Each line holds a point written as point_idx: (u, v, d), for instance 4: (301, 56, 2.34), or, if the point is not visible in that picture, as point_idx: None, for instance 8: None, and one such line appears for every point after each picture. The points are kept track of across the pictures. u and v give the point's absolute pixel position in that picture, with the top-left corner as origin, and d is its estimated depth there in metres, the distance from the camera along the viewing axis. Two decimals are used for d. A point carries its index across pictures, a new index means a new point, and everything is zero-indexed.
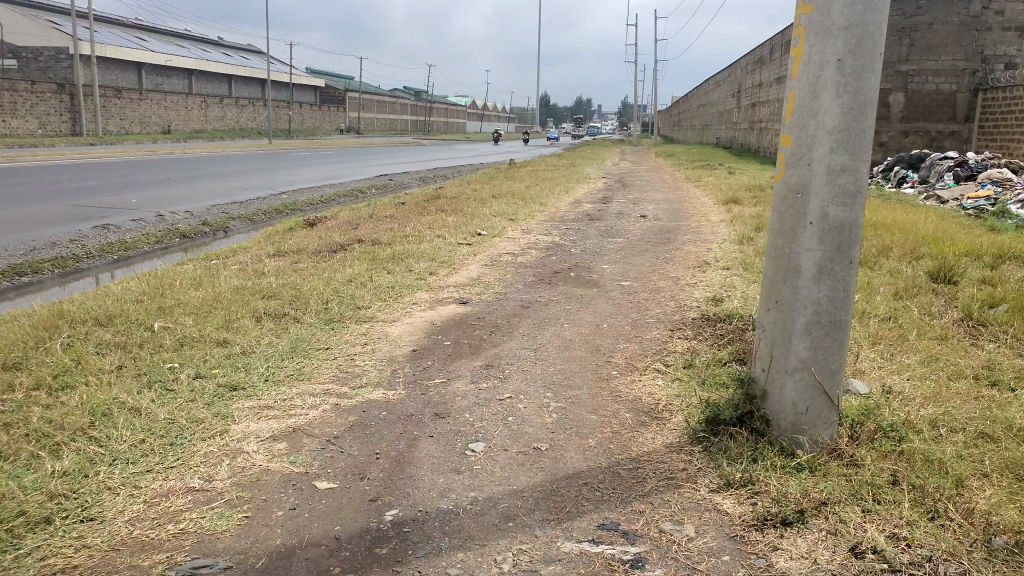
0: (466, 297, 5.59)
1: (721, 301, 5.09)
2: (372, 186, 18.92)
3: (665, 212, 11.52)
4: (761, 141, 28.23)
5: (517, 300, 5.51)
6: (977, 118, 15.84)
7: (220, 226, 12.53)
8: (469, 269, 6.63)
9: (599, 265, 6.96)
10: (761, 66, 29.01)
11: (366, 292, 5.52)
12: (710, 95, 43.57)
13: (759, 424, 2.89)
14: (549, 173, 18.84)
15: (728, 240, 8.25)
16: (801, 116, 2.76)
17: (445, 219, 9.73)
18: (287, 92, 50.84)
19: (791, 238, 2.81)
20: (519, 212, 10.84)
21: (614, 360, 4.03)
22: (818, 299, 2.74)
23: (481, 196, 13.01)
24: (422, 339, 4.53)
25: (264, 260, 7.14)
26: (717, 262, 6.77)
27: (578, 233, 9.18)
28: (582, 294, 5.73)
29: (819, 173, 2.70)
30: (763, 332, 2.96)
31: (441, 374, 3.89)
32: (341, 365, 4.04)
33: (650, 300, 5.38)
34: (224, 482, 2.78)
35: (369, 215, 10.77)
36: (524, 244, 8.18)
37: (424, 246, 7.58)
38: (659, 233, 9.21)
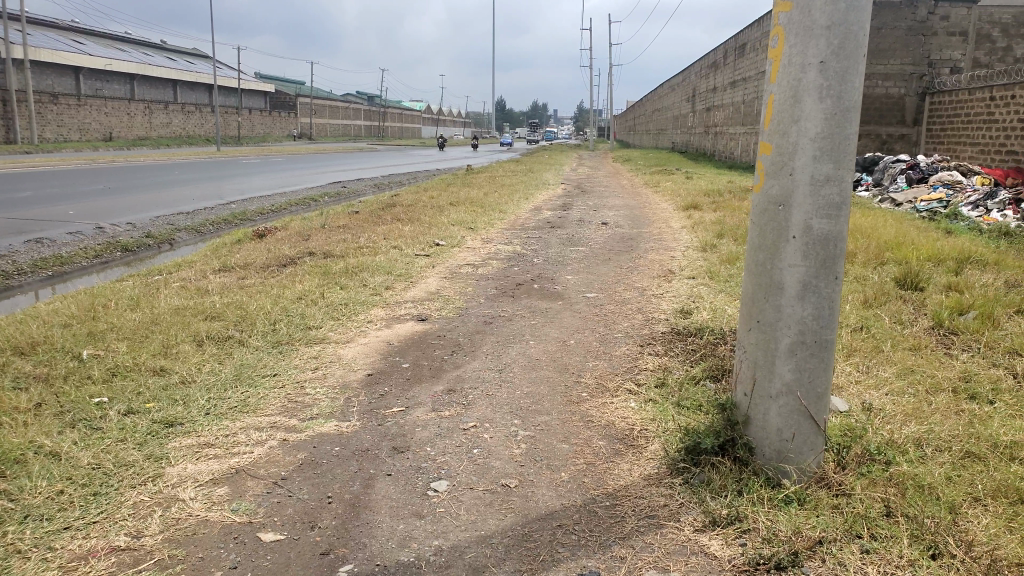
0: (424, 313, 5.33)
1: (690, 313, 4.91)
2: (325, 194, 18.47)
3: (624, 218, 11.41)
4: (715, 145, 28.50)
5: (478, 315, 5.27)
6: (925, 121, 16.08)
7: (165, 238, 12.02)
8: (427, 282, 6.35)
9: (562, 275, 6.75)
10: (714, 71, 29.32)
11: (318, 310, 5.22)
12: (664, 100, 43.98)
13: (742, 453, 2.69)
14: (506, 179, 18.67)
15: (690, 247, 8.12)
16: (781, 122, 2.59)
17: (401, 228, 9.44)
18: (237, 98, 49.76)
19: (772, 252, 2.62)
20: (478, 220, 10.60)
21: (583, 380, 3.81)
22: (802, 318, 2.55)
23: (438, 204, 12.72)
24: (376, 362, 4.25)
25: (209, 276, 6.77)
26: (682, 271, 6.62)
27: (538, 241, 8.98)
28: (545, 307, 5.52)
29: (802, 183, 2.52)
30: (743, 353, 2.77)
31: (398, 402, 3.62)
32: (288, 396, 3.75)
33: (615, 312, 5.19)
34: (154, 538, 2.51)
35: (323, 226, 10.42)
36: (485, 254, 7.93)
37: (379, 258, 7.28)
38: (621, 240, 9.06)
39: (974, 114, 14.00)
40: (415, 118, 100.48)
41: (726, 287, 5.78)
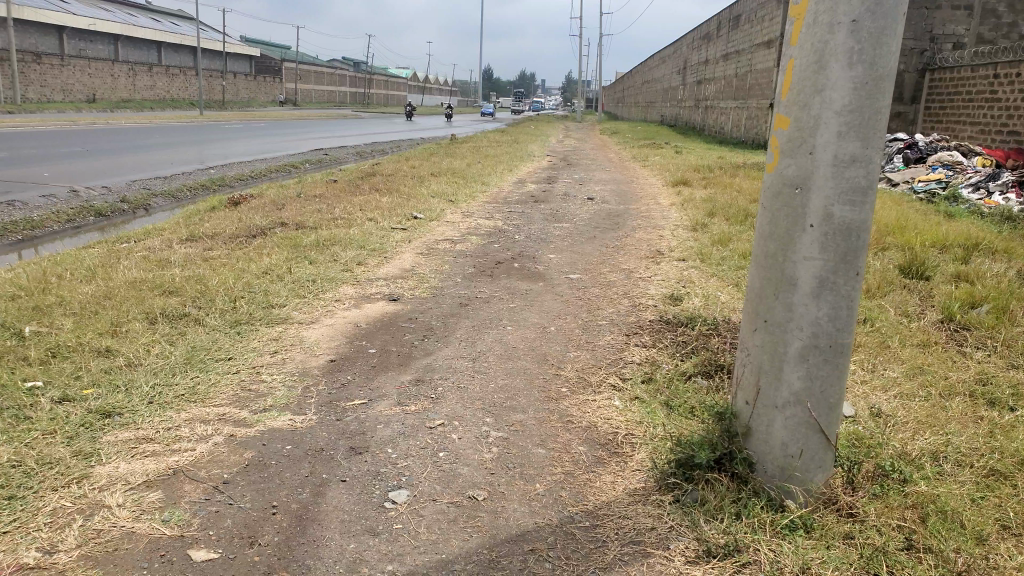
0: (396, 293, 4.99)
1: (679, 301, 4.60)
2: (306, 161, 17.95)
3: (612, 194, 11.09)
4: (704, 121, 28.11)
5: (454, 296, 4.94)
6: (924, 99, 15.77)
7: (139, 203, 11.53)
8: (402, 258, 6.00)
9: (545, 254, 6.42)
10: (705, 45, 28.88)
11: (282, 287, 4.85)
12: (654, 73, 43.45)
13: (741, 469, 2.43)
14: (493, 150, 18.20)
15: (679, 226, 7.81)
16: (803, 93, 2.26)
17: (380, 199, 9.05)
18: (222, 61, 48.52)
19: (786, 242, 2.31)
20: (460, 192, 10.22)
21: (563, 374, 3.51)
22: (817, 319, 2.25)
23: (420, 174, 12.30)
24: (337, 347, 3.90)
25: (175, 246, 6.37)
26: (671, 252, 6.30)
27: (522, 216, 8.63)
28: (527, 288, 5.18)
29: (823, 163, 2.20)
30: (749, 354, 2.48)
31: (360, 393, 3.30)
32: (241, 385, 3.32)
33: (602, 297, 4.87)
34: (69, 555, 2.11)
35: (299, 195, 9.98)
36: (465, 229, 7.57)
37: (353, 231, 6.91)
38: (607, 217, 8.73)
39: (976, 92, 13.67)
40: (401, 86, 98.97)
41: (717, 271, 5.49)
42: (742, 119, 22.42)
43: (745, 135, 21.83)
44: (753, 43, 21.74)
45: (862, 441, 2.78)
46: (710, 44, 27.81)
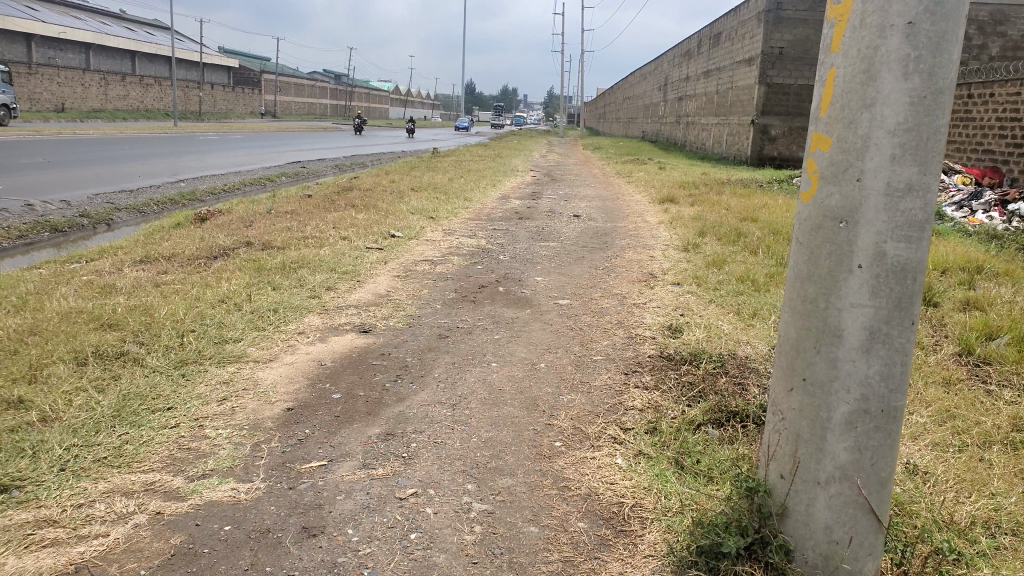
0: (365, 322, 4.50)
1: (680, 332, 4.14)
2: (283, 175, 17.44)
3: (598, 210, 10.70)
4: (687, 136, 27.94)
5: (435, 326, 4.47)
6: None
7: (101, 218, 10.95)
8: (376, 282, 5.52)
9: (532, 276, 5.98)
10: (686, 60, 28.81)
11: (238, 317, 4.35)
12: (635, 88, 43.42)
13: (778, 558, 1.92)
14: (474, 164, 17.80)
15: (671, 247, 7.40)
16: (847, 108, 1.75)
17: (355, 216, 8.58)
18: (198, 72, 47.74)
19: (826, 286, 1.80)
20: (440, 208, 9.77)
21: (555, 424, 3.02)
22: (866, 379, 1.75)
23: (398, 188, 11.85)
24: (296, 394, 3.41)
25: (126, 268, 5.84)
26: (665, 275, 5.88)
27: (506, 235, 8.19)
28: (512, 317, 4.72)
29: (873, 193, 1.69)
30: (782, 420, 1.96)
31: (321, 452, 2.84)
32: (178, 445, 2.85)
33: (595, 327, 4.41)
34: None
35: (270, 210, 9.48)
36: (444, 248, 7.11)
37: (323, 251, 6.42)
38: (595, 235, 8.31)
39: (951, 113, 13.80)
40: (382, 99, 98.49)
41: (716, 296, 5.06)
42: (725, 134, 22.22)
43: (729, 150, 21.61)
44: (736, 57, 21.59)
45: (899, 508, 2.32)
46: (692, 59, 27.72)
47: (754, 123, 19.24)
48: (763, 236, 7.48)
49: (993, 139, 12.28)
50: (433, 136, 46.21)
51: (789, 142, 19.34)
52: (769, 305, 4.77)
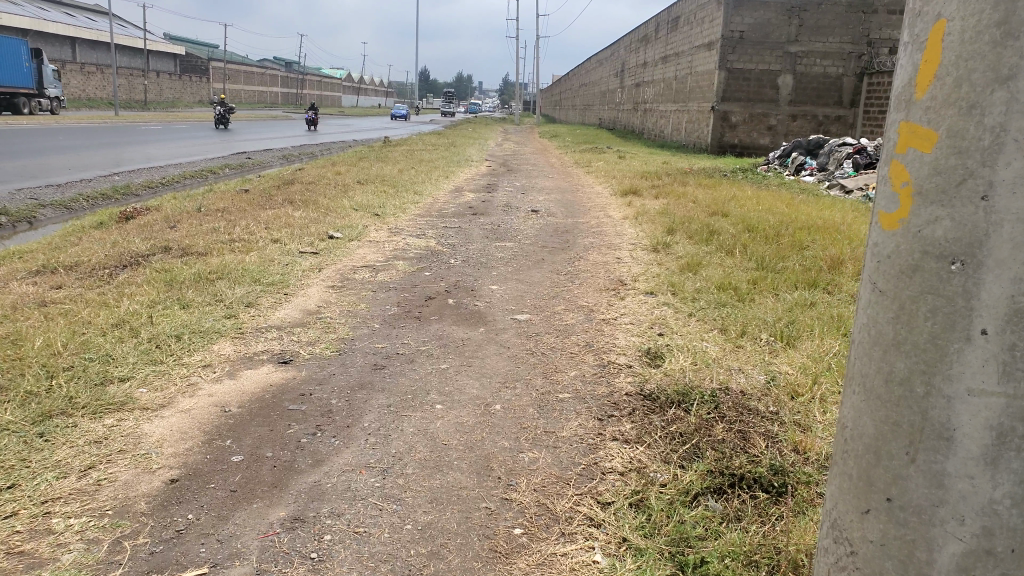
0: (285, 351, 3.75)
1: (660, 362, 3.50)
2: (225, 166, 16.38)
3: (557, 204, 10.07)
4: (644, 124, 27.54)
5: (370, 353, 3.77)
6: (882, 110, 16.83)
7: (24, 215, 9.85)
8: (307, 296, 4.78)
9: (486, 284, 5.30)
10: (643, 47, 28.35)
11: (131, 348, 3.52)
12: (591, 75, 43.03)
13: None
14: (428, 154, 16.96)
15: (638, 246, 6.79)
16: (966, 88, 1.12)
17: (292, 214, 7.77)
18: (145, 58, 45.51)
19: (921, 364, 1.21)
20: (387, 203, 9.01)
21: (515, 497, 2.37)
22: (990, 507, 1.17)
23: (344, 181, 11.03)
24: (188, 460, 2.58)
25: (13, 282, 4.94)
26: (635, 282, 5.26)
27: (458, 233, 7.49)
28: (464, 340, 4.02)
29: (1010, 219, 1.08)
30: (852, 554, 1.42)
31: (201, 551, 2.06)
32: (5, 548, 2.03)
33: (561, 352, 3.75)
34: None
35: (199, 207, 8.57)
36: (389, 251, 6.38)
37: (249, 258, 5.64)
38: (555, 233, 7.66)
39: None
40: (336, 86, 96.15)
41: (695, 309, 4.48)
42: (684, 122, 21.81)
43: (688, 137, 21.24)
44: (693, 43, 21.12)
45: None
46: (649, 45, 27.25)
47: (714, 111, 18.87)
48: (737, 233, 6.93)
49: None
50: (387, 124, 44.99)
51: (748, 130, 19.02)
52: (756, 322, 4.19)
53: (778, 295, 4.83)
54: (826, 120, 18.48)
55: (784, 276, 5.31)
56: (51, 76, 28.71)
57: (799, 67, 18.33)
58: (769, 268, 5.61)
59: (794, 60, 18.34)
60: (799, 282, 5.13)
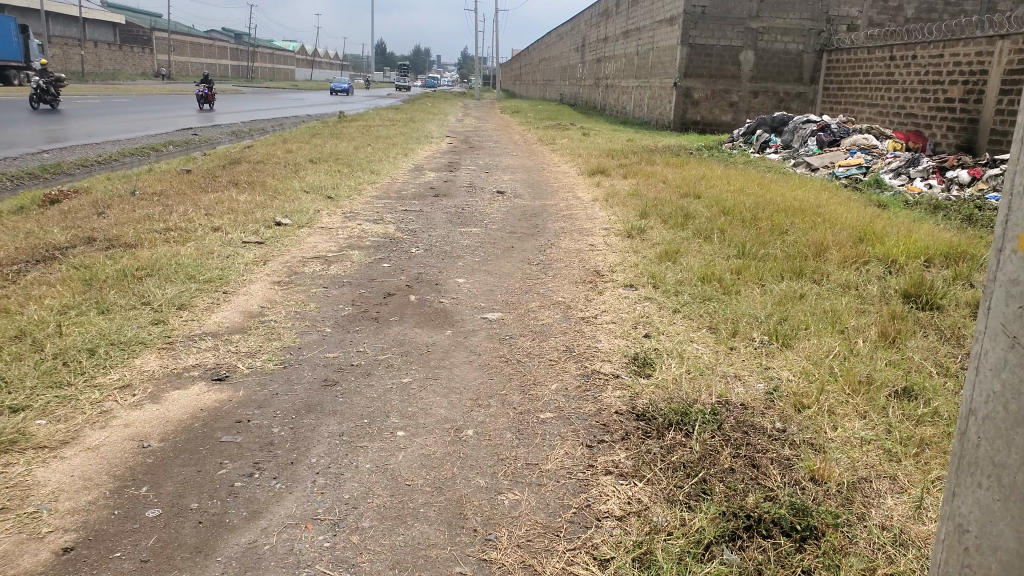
0: (220, 366, 3.25)
1: (649, 372, 3.09)
2: (170, 143, 15.51)
3: (522, 184, 9.63)
4: (606, 99, 27.15)
5: (320, 365, 3.30)
6: (843, 88, 16.78)
7: None
8: (248, 296, 4.26)
9: (451, 277, 4.84)
10: (603, 20, 27.86)
11: (32, 368, 3.02)
12: (551, 49, 42.36)
13: None
14: (383, 131, 16.29)
15: (611, 232, 6.39)
16: None
17: (237, 197, 7.19)
18: (83, 28, 43.31)
19: None
20: (342, 184, 8.46)
21: (494, 558, 1.95)
22: None
23: (295, 160, 10.41)
24: (86, 520, 2.14)
25: None
26: (612, 274, 4.87)
27: (419, 218, 7.00)
28: (427, 347, 3.56)
29: None
30: None
31: None
32: None
33: (537, 360, 3.32)
34: None
35: (134, 190, 7.89)
36: (343, 239, 5.86)
37: (184, 250, 5.08)
38: (522, 217, 7.21)
39: (874, 74, 15.49)
40: (288, 59, 93.59)
41: (681, 304, 4.11)
42: (646, 97, 21.48)
43: (651, 113, 20.94)
44: (655, 17, 20.73)
45: None
46: (609, 19, 26.78)
47: (676, 87, 18.57)
48: (712, 216, 6.59)
49: (916, 104, 13.80)
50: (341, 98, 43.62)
51: (710, 107, 18.76)
52: (748, 321, 3.82)
53: (766, 287, 4.47)
54: (786, 97, 18.27)
55: (768, 264, 4.97)
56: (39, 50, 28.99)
57: (759, 43, 18.07)
58: (752, 255, 5.26)
59: (755, 36, 18.06)
60: (785, 271, 4.79)
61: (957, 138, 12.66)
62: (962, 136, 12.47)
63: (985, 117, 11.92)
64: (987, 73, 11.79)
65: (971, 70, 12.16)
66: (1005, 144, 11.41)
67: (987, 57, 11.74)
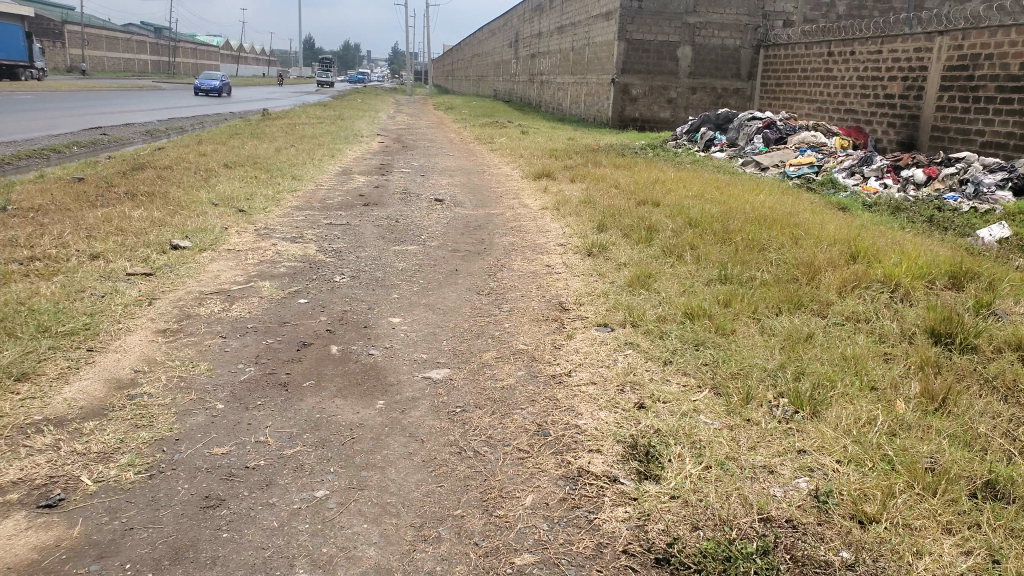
0: (51, 483, 2.27)
1: (656, 474, 2.28)
2: (75, 144, 14.00)
3: (463, 190, 8.76)
4: (542, 95, 26.51)
5: (202, 472, 2.37)
6: (783, 83, 16.45)
7: None
8: (119, 356, 3.26)
9: (383, 316, 3.95)
10: (536, 16, 27.28)
11: None
12: (484, 44, 41.64)
13: None
14: (312, 129, 15.10)
15: (568, 250, 5.59)
16: None
17: (130, 212, 6.09)
18: None
19: None
20: (257, 193, 7.42)
21: None
22: None
23: (207, 165, 9.30)
24: None
25: None
26: (579, 308, 4.05)
27: (346, 233, 6.06)
28: (350, 431, 2.65)
29: None
30: None
31: None
32: None
33: (502, 452, 2.46)
34: None
35: (9, 203, 6.64)
36: (251, 265, 4.88)
37: (46, 287, 4.01)
38: (465, 231, 6.35)
39: (812, 70, 15.16)
40: (211, 53, 90.22)
41: (673, 352, 3.34)
42: (584, 93, 20.85)
43: (590, 109, 20.33)
44: (590, 12, 20.10)
45: None
46: (543, 14, 26.15)
47: (615, 83, 17.96)
48: (679, 229, 5.88)
49: (857, 99, 13.50)
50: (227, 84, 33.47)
51: (649, 103, 18.27)
52: (760, 377, 3.05)
53: (765, 324, 3.73)
54: (725, 93, 17.93)
55: (759, 291, 4.24)
56: (40, 54, 32.31)
57: (697, 38, 17.54)
58: (736, 279, 4.54)
59: (692, 31, 17.53)
60: (781, 302, 4.06)
61: (898, 134, 12.34)
62: (903, 132, 12.18)
63: (926, 113, 11.58)
64: (927, 68, 11.49)
65: (911, 65, 11.86)
66: (945, 141, 11.09)
67: (927, 53, 11.42)
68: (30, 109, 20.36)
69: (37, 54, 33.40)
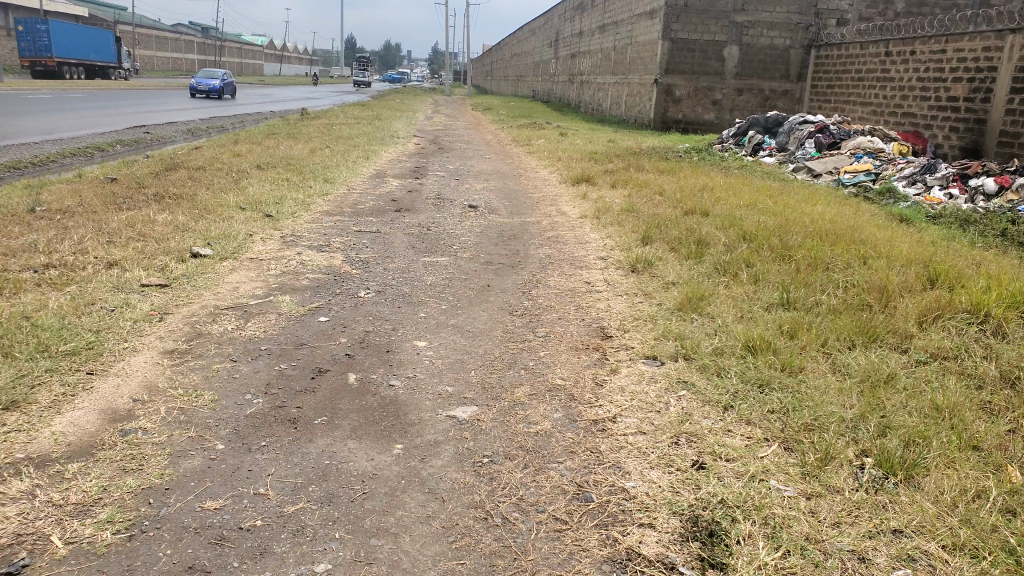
0: (16, 544, 1.91)
1: (724, 563, 1.94)
2: (117, 142, 14.02)
3: (499, 195, 8.41)
4: (582, 96, 26.10)
5: (191, 533, 2.01)
6: (835, 84, 15.77)
7: None
8: (119, 382, 2.89)
9: (407, 339, 3.60)
10: (577, 16, 26.90)
11: None
12: (523, 44, 41.39)
13: None
14: (350, 129, 14.92)
15: (611, 264, 5.19)
16: None
17: (154, 216, 5.86)
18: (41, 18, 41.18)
19: None
20: (286, 197, 7.17)
21: None
22: None
23: (239, 166, 9.11)
24: None
25: None
26: (625, 336, 3.66)
27: (375, 242, 5.76)
28: (360, 484, 2.29)
29: None
30: None
31: None
32: None
33: (539, 524, 2.10)
34: None
35: (42, 204, 6.49)
36: (272, 277, 4.60)
37: (55, 299, 3.73)
38: (500, 241, 5.99)
39: (866, 71, 14.48)
40: (257, 52, 91.62)
41: (734, 396, 2.93)
42: (626, 94, 20.38)
43: (631, 111, 19.88)
44: (633, 11, 19.62)
45: None
46: (584, 14, 25.76)
47: (658, 84, 17.44)
48: (732, 243, 5.44)
49: (916, 102, 12.81)
50: (233, 82, 30.22)
51: (693, 105, 17.70)
52: (839, 431, 2.66)
53: (838, 361, 3.31)
54: (773, 95, 17.30)
55: (827, 320, 3.80)
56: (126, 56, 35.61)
57: (745, 37, 16.91)
58: (800, 304, 4.10)
59: (739, 30, 16.93)
60: (855, 334, 3.62)
61: (961, 139, 11.63)
62: (967, 138, 11.48)
63: (994, 116, 10.88)
64: (996, 69, 10.79)
65: (978, 66, 11.16)
66: (1014, 148, 10.38)
67: (997, 52, 10.74)
68: (76, 106, 20.56)
69: (124, 56, 36.81)
